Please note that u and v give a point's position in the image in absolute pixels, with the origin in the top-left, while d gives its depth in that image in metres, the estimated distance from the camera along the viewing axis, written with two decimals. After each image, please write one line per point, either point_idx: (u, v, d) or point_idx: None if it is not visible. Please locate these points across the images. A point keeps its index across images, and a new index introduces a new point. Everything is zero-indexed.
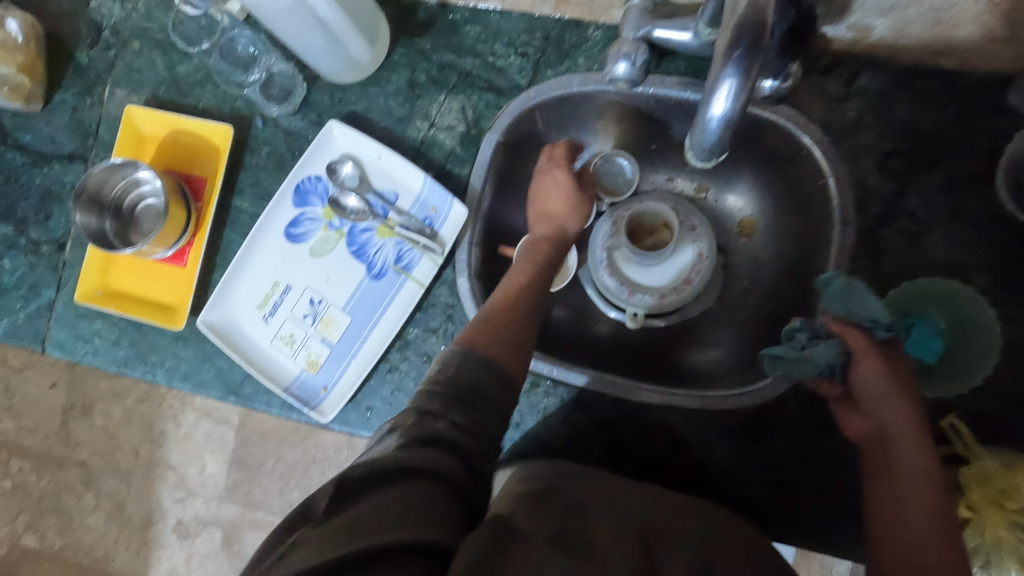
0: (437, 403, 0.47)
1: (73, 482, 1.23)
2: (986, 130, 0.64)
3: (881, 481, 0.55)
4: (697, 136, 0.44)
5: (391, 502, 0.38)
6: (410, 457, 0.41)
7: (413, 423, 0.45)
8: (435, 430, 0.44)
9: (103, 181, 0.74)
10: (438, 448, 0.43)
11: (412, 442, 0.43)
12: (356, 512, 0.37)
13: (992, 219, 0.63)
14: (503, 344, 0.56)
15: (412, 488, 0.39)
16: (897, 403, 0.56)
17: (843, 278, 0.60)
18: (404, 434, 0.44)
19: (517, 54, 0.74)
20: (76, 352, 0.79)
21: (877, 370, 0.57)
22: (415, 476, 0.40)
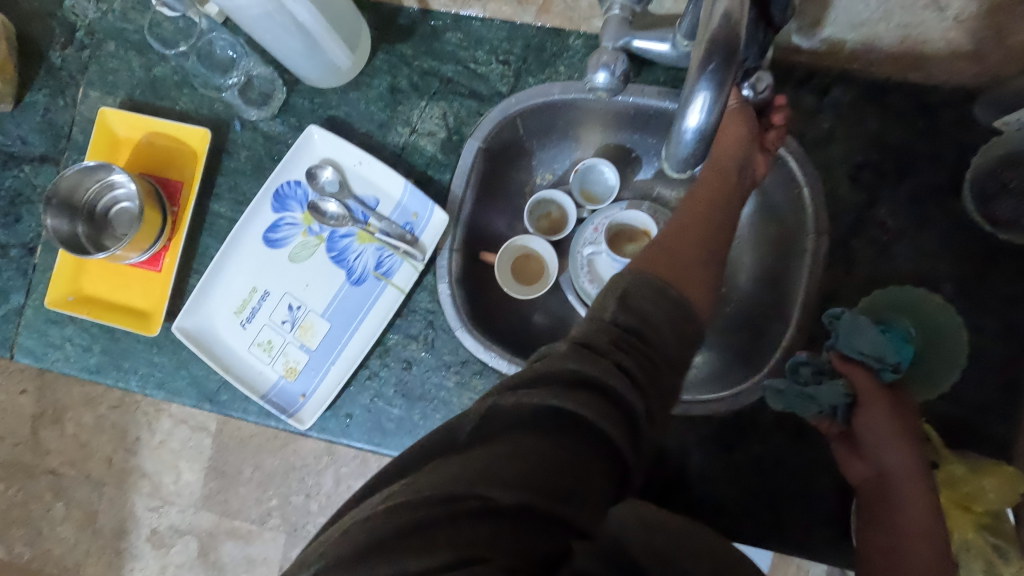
0: (605, 338, 0.41)
1: (43, 492, 1.20)
2: (952, 144, 0.66)
3: (879, 524, 0.58)
4: (673, 147, 0.44)
5: (534, 452, 0.34)
6: (553, 399, 0.36)
7: (561, 357, 0.39)
8: (591, 372, 0.38)
9: (75, 185, 0.73)
10: (594, 393, 0.37)
11: (565, 386, 0.37)
12: (492, 451, 0.34)
13: (958, 230, 0.65)
14: (675, 266, 0.51)
15: (560, 443, 0.34)
16: (902, 453, 0.58)
17: (851, 315, 0.61)
18: (554, 371, 0.38)
19: (498, 61, 0.74)
20: (45, 359, 0.77)
21: (886, 416, 0.59)
22: (565, 428, 0.35)
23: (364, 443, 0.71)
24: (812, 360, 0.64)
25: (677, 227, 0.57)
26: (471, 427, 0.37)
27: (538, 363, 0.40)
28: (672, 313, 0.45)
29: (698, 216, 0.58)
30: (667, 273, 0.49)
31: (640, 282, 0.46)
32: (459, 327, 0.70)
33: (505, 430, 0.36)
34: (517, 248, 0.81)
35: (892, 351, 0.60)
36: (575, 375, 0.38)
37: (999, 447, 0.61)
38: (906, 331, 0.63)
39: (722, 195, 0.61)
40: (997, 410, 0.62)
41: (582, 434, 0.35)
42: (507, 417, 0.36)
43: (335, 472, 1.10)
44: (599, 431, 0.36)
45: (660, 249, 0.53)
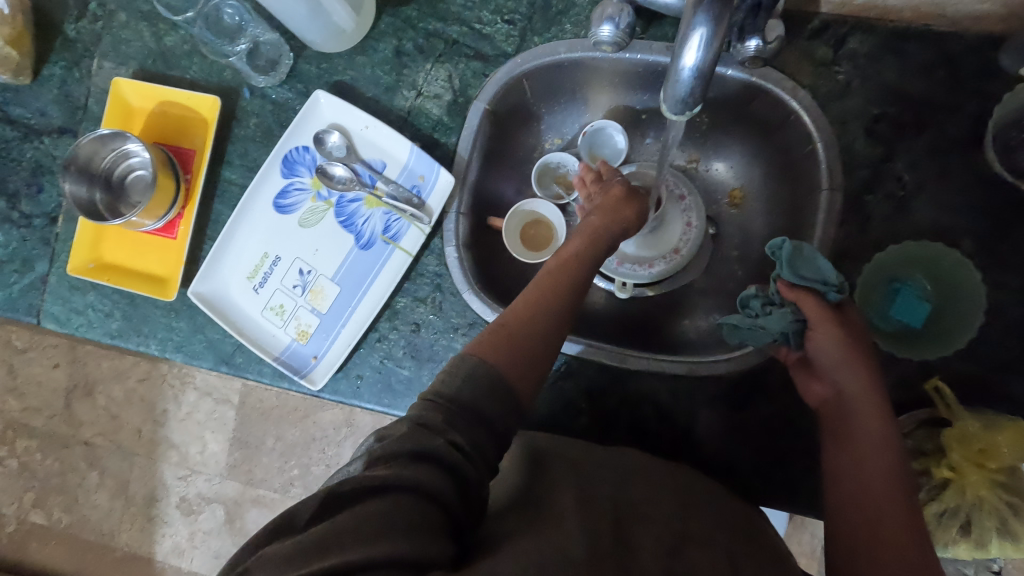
0: (440, 417, 0.45)
1: (78, 460, 1.25)
2: (975, 94, 0.64)
3: (843, 452, 0.56)
4: (671, 88, 0.43)
5: (371, 518, 0.37)
6: (391, 475, 0.40)
7: (406, 432, 0.43)
8: (428, 445, 0.42)
9: (93, 153, 0.74)
10: (433, 464, 0.42)
11: (404, 457, 0.41)
12: (339, 521, 0.37)
13: (981, 182, 0.63)
14: (513, 360, 0.52)
15: (399, 503, 0.39)
16: (856, 370, 0.58)
17: (790, 244, 0.60)
18: (390, 447, 0.42)
19: (504, 21, 0.73)
20: (70, 325, 0.79)
21: (837, 337, 0.59)
22: (404, 487, 0.40)
23: (375, 403, 0.72)
24: (762, 293, 0.66)
25: (520, 305, 0.57)
26: (310, 507, 0.38)
27: (375, 443, 0.43)
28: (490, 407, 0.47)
29: (544, 294, 0.58)
30: (499, 358, 0.51)
31: (475, 371, 0.49)
32: (466, 289, 0.70)
33: (345, 501, 0.38)
34: (526, 213, 0.80)
35: (833, 272, 0.59)
36: (415, 451, 0.42)
37: (1016, 404, 0.60)
38: (919, 288, 0.63)
39: (596, 245, 0.64)
40: (1017, 367, 0.60)
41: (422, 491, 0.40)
42: (342, 491, 0.39)
43: (354, 443, 1.13)
44: (434, 490, 0.41)
45: (499, 331, 0.54)
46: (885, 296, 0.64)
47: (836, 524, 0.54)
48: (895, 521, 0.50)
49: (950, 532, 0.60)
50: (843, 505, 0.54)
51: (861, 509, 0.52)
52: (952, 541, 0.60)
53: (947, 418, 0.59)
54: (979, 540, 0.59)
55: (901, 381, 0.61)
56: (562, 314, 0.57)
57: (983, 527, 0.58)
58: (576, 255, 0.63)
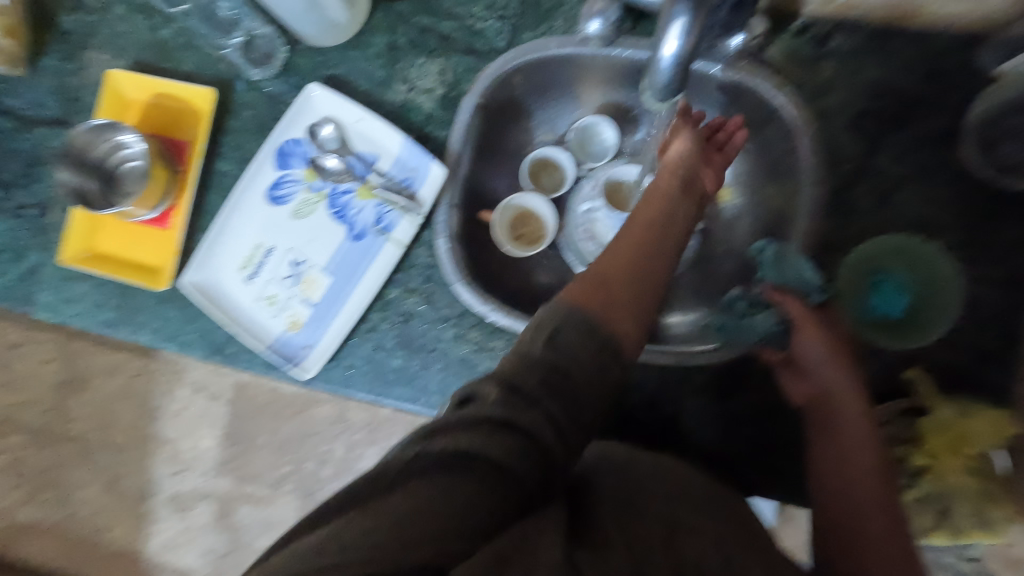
0: (531, 379, 0.43)
1: (69, 457, 1.25)
2: (953, 91, 0.65)
3: (832, 448, 0.57)
4: (653, 77, 0.46)
5: (452, 498, 0.36)
6: (473, 448, 0.38)
7: (496, 399, 0.41)
8: (515, 417, 0.41)
9: (89, 144, 0.75)
10: (516, 434, 0.40)
11: (488, 425, 0.40)
12: (409, 497, 0.36)
13: (958, 177, 0.65)
14: (609, 305, 0.49)
15: (481, 482, 0.37)
16: (839, 370, 0.60)
17: (773, 248, 0.65)
18: (478, 411, 0.40)
19: (496, 17, 0.75)
20: (63, 315, 0.80)
21: (818, 339, 0.61)
22: (487, 464, 0.38)
23: (366, 392, 0.73)
24: (745, 294, 0.67)
25: (623, 248, 0.56)
26: (395, 464, 0.38)
27: (462, 407, 0.42)
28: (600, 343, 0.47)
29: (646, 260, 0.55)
30: (594, 303, 0.49)
31: (568, 319, 0.47)
32: (457, 281, 0.71)
33: (420, 472, 0.37)
34: (516, 207, 0.81)
35: (815, 276, 0.63)
36: (498, 420, 0.40)
37: (993, 394, 0.61)
38: (899, 279, 0.64)
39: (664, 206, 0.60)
40: (994, 357, 0.62)
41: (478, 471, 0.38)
42: (413, 462, 0.38)
43: (346, 439, 1.12)
44: (512, 467, 0.39)
45: (591, 281, 0.52)
46: (867, 289, 0.65)
47: (822, 517, 0.55)
48: (879, 520, 0.52)
49: (926, 518, 0.61)
50: (830, 500, 0.55)
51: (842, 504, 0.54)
52: (928, 529, 0.61)
53: (925, 407, 0.61)
54: (953, 527, 0.60)
55: (880, 371, 0.63)
56: (669, 257, 0.57)
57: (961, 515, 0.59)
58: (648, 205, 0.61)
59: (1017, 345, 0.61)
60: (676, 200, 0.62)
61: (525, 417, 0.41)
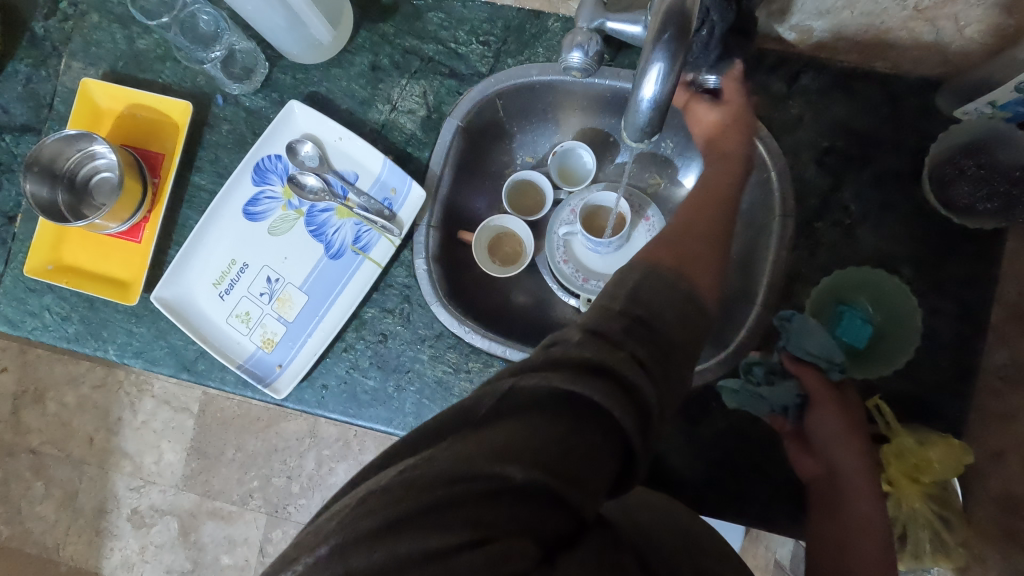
0: (619, 328, 0.39)
1: (24, 470, 1.20)
2: (914, 132, 0.69)
3: (833, 526, 0.58)
4: (631, 118, 0.46)
5: (541, 435, 0.32)
6: (569, 384, 0.34)
7: (582, 342, 0.37)
8: (610, 362, 0.36)
9: (57, 153, 0.73)
10: (610, 383, 0.35)
11: (576, 368, 0.35)
12: (502, 432, 0.33)
13: (917, 214, 0.68)
14: (678, 256, 0.48)
15: (577, 422, 0.33)
16: (851, 450, 0.60)
17: (798, 317, 0.64)
18: (572, 352, 0.36)
19: (479, 42, 0.76)
20: (24, 328, 0.77)
21: (834, 416, 0.61)
22: (583, 407, 0.34)
23: (339, 413, 0.72)
24: (763, 361, 0.67)
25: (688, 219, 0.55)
26: (489, 399, 0.36)
27: (548, 349, 0.38)
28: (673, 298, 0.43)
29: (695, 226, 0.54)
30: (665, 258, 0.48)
31: (647, 274, 0.44)
32: (434, 301, 0.71)
33: (515, 412, 0.34)
34: (494, 228, 0.82)
35: (837, 351, 0.63)
36: (593, 363, 0.35)
37: (948, 423, 0.64)
38: (862, 311, 0.67)
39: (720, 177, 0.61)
40: (949, 388, 0.65)
41: (576, 418, 0.33)
42: (505, 402, 0.35)
43: (317, 454, 1.10)
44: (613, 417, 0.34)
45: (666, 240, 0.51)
46: (833, 318, 0.67)
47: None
48: None
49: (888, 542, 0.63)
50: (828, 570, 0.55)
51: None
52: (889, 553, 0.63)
53: (887, 436, 0.63)
54: (914, 553, 0.61)
55: None
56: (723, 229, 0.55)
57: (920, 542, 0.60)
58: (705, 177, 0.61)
59: (970, 376, 0.64)
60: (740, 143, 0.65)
61: (613, 362, 0.36)
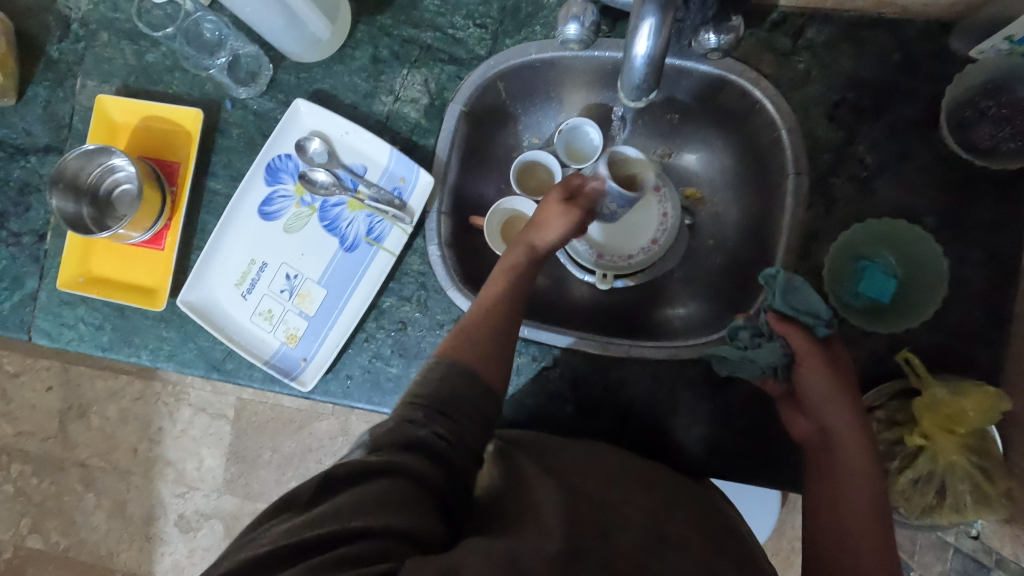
0: (421, 412, 0.48)
1: (75, 483, 1.25)
2: (929, 77, 0.66)
3: (821, 480, 0.57)
4: (627, 77, 0.46)
5: (365, 495, 0.40)
6: (385, 458, 0.43)
7: (395, 427, 0.47)
8: (415, 435, 0.46)
9: (80, 168, 0.76)
10: (419, 452, 0.45)
11: (393, 445, 0.45)
12: (343, 495, 0.41)
13: (938, 161, 0.65)
14: (473, 345, 0.56)
15: (396, 482, 0.42)
16: (841, 410, 0.57)
17: (783, 275, 0.60)
18: (383, 438, 0.46)
19: (475, 26, 0.76)
20: (61, 339, 0.80)
21: (823, 376, 0.58)
22: (397, 469, 0.43)
23: (365, 402, 0.73)
24: (749, 323, 0.64)
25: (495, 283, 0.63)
26: (315, 483, 0.42)
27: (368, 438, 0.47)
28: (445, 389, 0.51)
29: (502, 303, 0.60)
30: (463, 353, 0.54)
31: (448, 372, 0.52)
32: (451, 287, 0.72)
33: (349, 481, 0.42)
34: (505, 212, 0.82)
35: (825, 308, 0.60)
36: (403, 440, 0.45)
37: (984, 373, 0.62)
38: (884, 264, 0.66)
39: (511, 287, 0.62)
40: (982, 338, 0.63)
41: (398, 469, 0.43)
42: (354, 467, 0.42)
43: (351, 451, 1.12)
44: (423, 473, 0.43)
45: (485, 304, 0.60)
46: (855, 273, 0.66)
47: (816, 551, 0.54)
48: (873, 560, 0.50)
49: (926, 498, 0.61)
50: (824, 542, 0.53)
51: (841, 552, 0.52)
52: (929, 507, 0.61)
53: (918, 388, 0.61)
54: (954, 504, 0.60)
55: (873, 356, 0.64)
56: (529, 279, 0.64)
57: (957, 491, 0.59)
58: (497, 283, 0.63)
59: (1005, 323, 0.62)
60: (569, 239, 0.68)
61: (420, 431, 0.46)
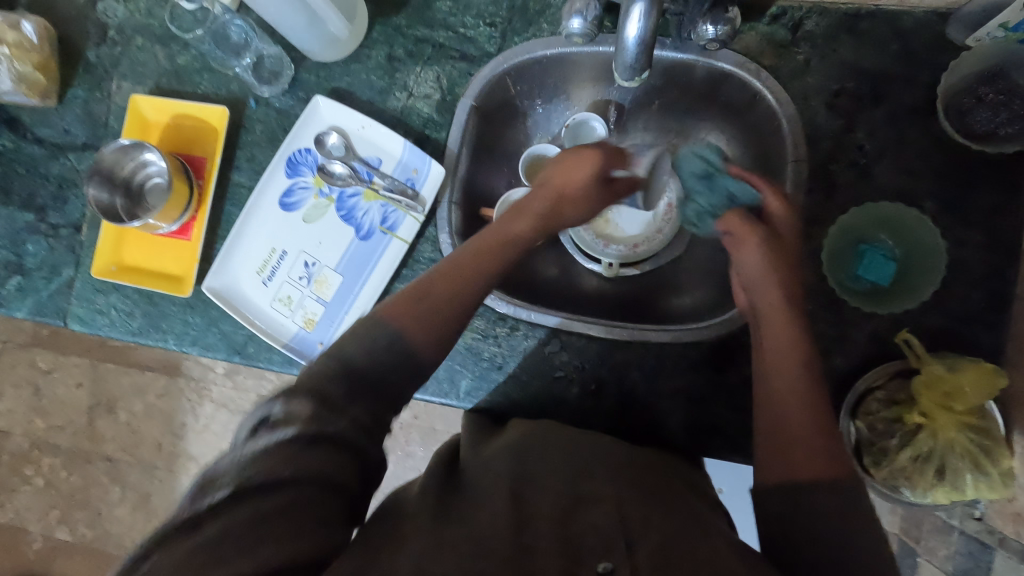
0: (344, 396, 0.48)
1: (101, 475, 1.30)
2: (926, 66, 0.68)
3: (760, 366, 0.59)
4: (619, 58, 0.49)
5: (273, 510, 0.40)
6: (298, 471, 0.42)
7: (311, 413, 0.45)
8: (329, 435, 0.45)
9: (116, 162, 0.81)
10: (334, 448, 0.45)
11: (305, 443, 0.44)
12: (250, 510, 0.40)
13: (936, 147, 0.67)
14: (426, 314, 0.56)
15: (307, 494, 0.42)
16: (768, 282, 0.61)
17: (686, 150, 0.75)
18: (294, 431, 0.44)
19: (486, 25, 0.80)
20: (95, 325, 0.85)
21: (754, 251, 0.62)
22: (309, 481, 0.42)
23: None
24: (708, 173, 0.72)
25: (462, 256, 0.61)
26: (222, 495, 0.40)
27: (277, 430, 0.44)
28: (383, 356, 0.53)
29: (469, 276, 0.60)
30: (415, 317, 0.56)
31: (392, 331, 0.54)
32: None
33: (257, 494, 0.40)
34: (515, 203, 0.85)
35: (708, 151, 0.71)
36: (316, 436, 0.44)
37: (982, 353, 0.64)
38: (884, 248, 0.68)
39: (483, 263, 0.61)
40: (982, 319, 0.64)
41: (318, 481, 0.43)
42: (266, 477, 0.41)
43: None
44: (339, 481, 0.44)
45: (449, 270, 0.60)
46: (855, 257, 0.68)
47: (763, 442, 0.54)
48: (813, 446, 0.51)
49: (926, 479, 0.61)
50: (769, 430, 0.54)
51: (790, 462, 0.51)
52: (930, 487, 0.61)
53: (917, 368, 0.62)
54: (954, 483, 0.60)
55: (873, 336, 0.66)
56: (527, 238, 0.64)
57: (957, 472, 0.59)
58: (474, 261, 0.61)
59: (1003, 305, 0.64)
60: (595, 194, 0.68)
61: (337, 430, 0.46)
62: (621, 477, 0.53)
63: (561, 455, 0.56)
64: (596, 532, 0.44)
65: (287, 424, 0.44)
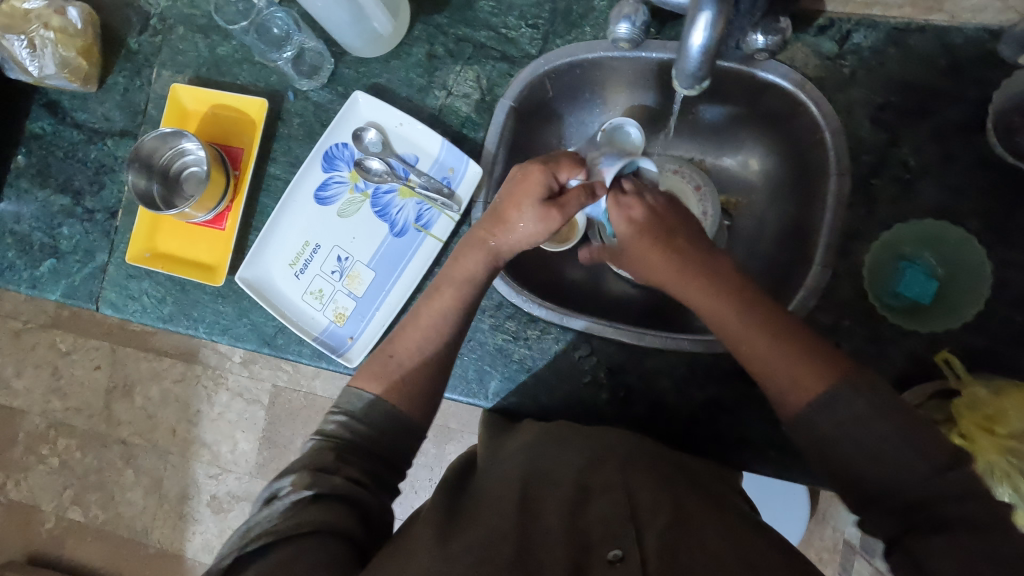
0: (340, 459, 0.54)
1: (115, 459, 1.30)
2: (977, 82, 0.67)
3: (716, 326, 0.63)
4: (682, 65, 0.50)
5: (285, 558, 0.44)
6: (308, 525, 0.47)
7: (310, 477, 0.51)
8: (331, 488, 0.50)
9: (154, 149, 0.82)
10: (343, 504, 0.50)
11: (309, 501, 0.49)
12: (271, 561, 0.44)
13: (983, 166, 0.66)
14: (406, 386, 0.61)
15: (316, 542, 0.46)
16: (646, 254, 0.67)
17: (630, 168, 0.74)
18: (300, 498, 0.49)
19: (528, 26, 0.79)
20: (126, 310, 0.86)
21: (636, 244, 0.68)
22: (317, 530, 0.47)
23: None
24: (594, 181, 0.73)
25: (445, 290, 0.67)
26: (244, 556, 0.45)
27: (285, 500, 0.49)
28: (383, 425, 0.59)
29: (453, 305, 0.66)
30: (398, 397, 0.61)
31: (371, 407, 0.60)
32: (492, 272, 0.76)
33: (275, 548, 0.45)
34: None
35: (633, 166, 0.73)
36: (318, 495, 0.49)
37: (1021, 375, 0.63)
38: (925, 265, 0.67)
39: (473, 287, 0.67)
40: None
41: (327, 531, 0.47)
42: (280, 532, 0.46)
43: None
44: (343, 526, 0.48)
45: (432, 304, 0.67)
46: (896, 273, 0.67)
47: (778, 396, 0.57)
48: (788, 369, 0.55)
49: None
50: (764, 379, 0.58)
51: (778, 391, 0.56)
52: None
53: (956, 390, 0.61)
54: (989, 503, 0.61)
55: (911, 354, 0.65)
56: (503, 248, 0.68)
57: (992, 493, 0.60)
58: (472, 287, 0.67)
59: None
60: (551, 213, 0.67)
61: (341, 486, 0.51)
62: (638, 466, 0.55)
63: (577, 442, 0.59)
64: (603, 521, 0.47)
65: (296, 491, 0.50)
